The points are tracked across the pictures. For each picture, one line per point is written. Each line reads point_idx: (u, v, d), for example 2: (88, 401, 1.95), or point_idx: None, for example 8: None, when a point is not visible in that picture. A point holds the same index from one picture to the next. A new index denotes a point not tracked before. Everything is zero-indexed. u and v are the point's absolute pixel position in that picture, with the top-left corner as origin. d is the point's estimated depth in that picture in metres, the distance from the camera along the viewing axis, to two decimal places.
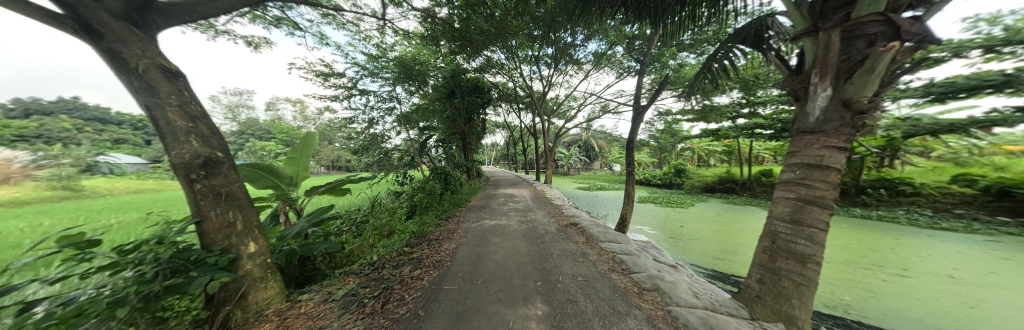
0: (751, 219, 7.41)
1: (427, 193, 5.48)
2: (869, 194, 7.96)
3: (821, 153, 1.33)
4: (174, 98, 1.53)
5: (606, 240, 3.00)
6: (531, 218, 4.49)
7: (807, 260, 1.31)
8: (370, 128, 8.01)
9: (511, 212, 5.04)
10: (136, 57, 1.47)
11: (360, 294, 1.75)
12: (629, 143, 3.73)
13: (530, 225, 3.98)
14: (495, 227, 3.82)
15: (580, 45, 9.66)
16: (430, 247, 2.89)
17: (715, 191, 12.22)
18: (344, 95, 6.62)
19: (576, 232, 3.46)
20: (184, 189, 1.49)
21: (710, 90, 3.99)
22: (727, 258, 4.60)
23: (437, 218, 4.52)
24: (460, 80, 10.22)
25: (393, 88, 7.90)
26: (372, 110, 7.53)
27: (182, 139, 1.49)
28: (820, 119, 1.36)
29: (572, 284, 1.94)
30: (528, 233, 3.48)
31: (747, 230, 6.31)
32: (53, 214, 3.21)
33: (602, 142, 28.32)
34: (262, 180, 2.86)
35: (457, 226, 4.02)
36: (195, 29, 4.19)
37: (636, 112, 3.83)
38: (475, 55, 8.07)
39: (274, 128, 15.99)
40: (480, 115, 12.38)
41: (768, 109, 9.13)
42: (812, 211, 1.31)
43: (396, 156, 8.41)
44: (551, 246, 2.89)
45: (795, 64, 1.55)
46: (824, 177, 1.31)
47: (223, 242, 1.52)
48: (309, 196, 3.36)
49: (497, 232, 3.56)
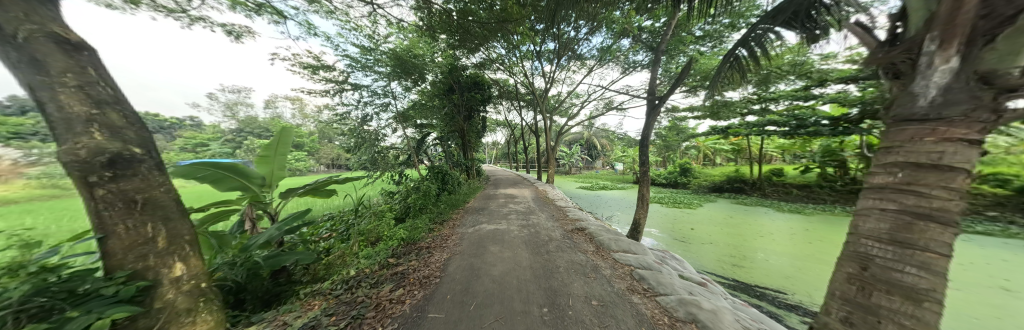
0: (763, 221, 7.03)
1: (422, 194, 5.14)
2: None
3: (937, 149, 0.85)
4: (69, 76, 1.17)
5: (619, 250, 2.64)
6: (533, 222, 4.12)
7: (921, 297, 0.89)
8: (363, 125, 7.52)
9: (511, 215, 4.67)
10: (14, 21, 1.12)
11: (321, 326, 1.39)
12: (642, 139, 3.35)
13: (532, 230, 3.61)
14: (494, 233, 3.45)
15: (584, 39, 9.30)
16: (419, 258, 2.53)
17: (723, 191, 11.77)
18: (334, 90, 6.24)
19: (584, 240, 3.10)
20: (82, 196, 1.16)
21: (731, 82, 3.61)
22: (745, 265, 4.23)
23: (431, 222, 4.15)
24: (459, 76, 9.90)
25: (388, 83, 7.51)
26: (367, 106, 7.11)
27: (78, 130, 1.14)
28: (935, 103, 0.87)
29: (586, 311, 1.58)
30: (531, 240, 3.11)
31: (762, 233, 5.92)
32: (36, 213, 2.95)
33: (603, 141, 27.95)
34: (226, 182, 2.47)
35: (452, 231, 3.65)
36: (165, 15, 3.78)
37: (651, 105, 3.43)
38: (474, 49, 7.81)
39: (272, 127, 15.77)
40: (480, 112, 12.07)
41: (781, 105, 8.75)
42: (925, 230, 0.89)
43: (391, 155, 7.99)
44: (557, 257, 2.53)
45: (892, 31, 1.13)
46: (944, 182, 0.85)
47: (135, 264, 1.18)
48: (286, 199, 3.00)
49: (495, 238, 3.19)
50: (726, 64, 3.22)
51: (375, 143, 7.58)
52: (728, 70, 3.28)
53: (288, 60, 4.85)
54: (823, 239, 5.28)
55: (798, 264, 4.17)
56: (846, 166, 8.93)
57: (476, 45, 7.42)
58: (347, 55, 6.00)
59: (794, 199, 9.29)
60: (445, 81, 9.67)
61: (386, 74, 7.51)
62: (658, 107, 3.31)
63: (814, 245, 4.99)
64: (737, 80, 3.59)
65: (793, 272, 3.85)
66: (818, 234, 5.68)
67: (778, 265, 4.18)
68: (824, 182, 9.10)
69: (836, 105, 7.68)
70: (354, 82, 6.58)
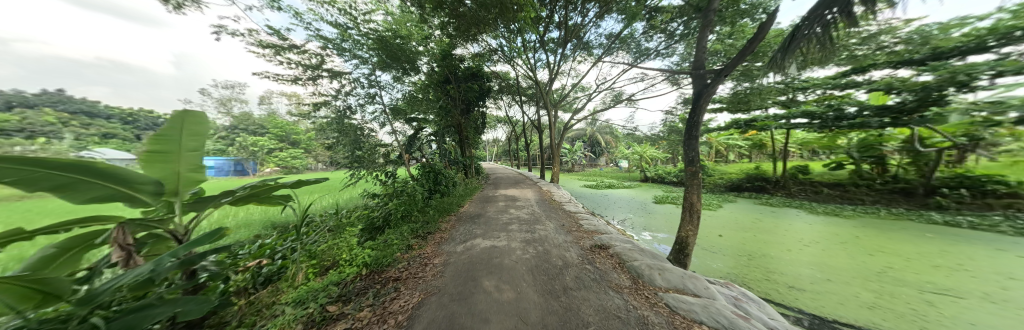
0: (797, 225, 6.21)
1: (407, 198, 4.34)
2: (944, 194, 6.59)
3: None
4: None
5: (670, 290, 1.81)
6: (539, 235, 3.29)
7: None
8: (345, 119, 6.64)
9: (512, 225, 3.85)
10: None
11: None
12: (688, 129, 2.53)
13: (540, 248, 2.78)
14: (490, 254, 2.61)
15: (592, 23, 8.45)
16: (373, 304, 1.70)
17: (742, 191, 10.88)
18: (307, 77, 5.39)
19: (612, 267, 2.27)
20: None
21: (802, 57, 2.82)
22: (806, 287, 3.36)
23: (411, 236, 3.32)
24: (456, 66, 9.17)
25: (373, 72, 6.64)
26: (350, 97, 6.27)
27: None
28: None
29: None
30: (539, 267, 2.28)
31: (804, 242, 5.09)
32: None
33: (608, 137, 26.98)
34: (84, 187, 1.65)
35: (435, 250, 2.83)
36: None
37: (698, 84, 2.58)
38: (473, 37, 7.10)
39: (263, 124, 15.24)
40: (479, 106, 11.36)
41: (812, 95, 7.97)
42: None
43: (381, 153, 7.33)
44: (582, 302, 1.69)
45: None
46: None
47: None
48: (200, 212, 2.15)
49: (491, 263, 2.37)
50: (804, 33, 2.56)
51: (360, 139, 6.77)
52: (807, 43, 2.63)
53: (244, 36, 4.03)
54: (881, 250, 4.46)
55: (871, 286, 3.33)
56: (886, 163, 8.00)
57: (474, 34, 6.78)
58: (320, 35, 5.16)
59: (827, 200, 8.36)
60: (441, 72, 8.93)
61: (370, 61, 6.56)
62: (719, 83, 2.32)
63: (876, 259, 4.15)
64: (810, 54, 2.84)
65: (874, 300, 3.00)
66: (871, 242, 4.86)
67: (845, 286, 3.34)
68: (860, 181, 8.20)
69: (880, 92, 6.77)
70: (332, 69, 5.74)
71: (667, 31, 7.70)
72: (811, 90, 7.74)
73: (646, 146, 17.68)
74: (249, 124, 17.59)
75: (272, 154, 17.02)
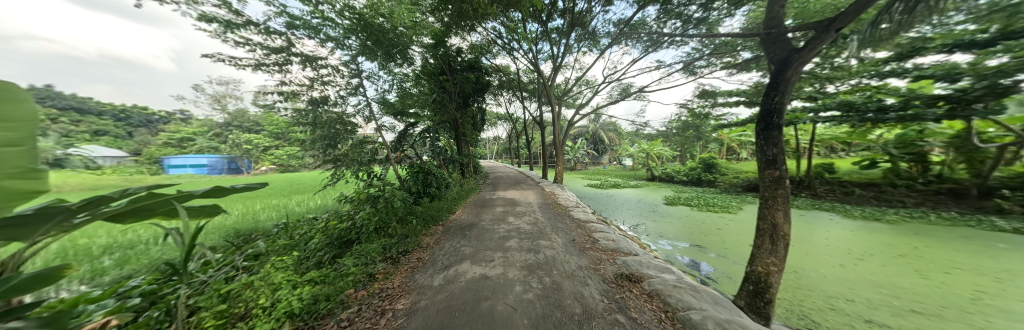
0: (837, 232, 5.44)
1: (384, 204, 3.56)
2: (1006, 196, 5.78)
3: None
4: None
5: None
6: (546, 257, 2.54)
7: None
8: (322, 111, 5.84)
9: (511, 240, 3.11)
10: None
11: None
12: (766, 118, 2.02)
13: (547, 281, 2.03)
14: (477, 293, 1.85)
15: (601, 9, 7.66)
16: None
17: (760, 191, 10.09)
18: (270, 61, 4.59)
19: (661, 322, 1.51)
20: None
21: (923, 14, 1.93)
22: (891, 323, 2.58)
23: (379, 257, 2.58)
24: (451, 56, 8.46)
25: (355, 58, 5.86)
26: (327, 87, 5.52)
27: None
28: None
29: None
30: (550, 319, 1.54)
31: (857, 254, 4.32)
32: None
33: (611, 135, 26.21)
34: None
35: (402, 283, 2.07)
36: None
37: (776, 52, 1.98)
38: (471, 26, 6.41)
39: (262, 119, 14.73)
40: (477, 100, 10.58)
41: (844, 86, 7.12)
42: None
43: (367, 151, 6.64)
44: None
45: None
46: None
47: None
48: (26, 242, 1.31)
49: (478, 311, 1.61)
50: None
51: (341, 134, 6.03)
52: None
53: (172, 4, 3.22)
54: (958, 267, 3.70)
55: (977, 323, 2.55)
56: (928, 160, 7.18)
57: (471, 21, 6.06)
58: (286, 12, 4.39)
59: (860, 202, 7.55)
60: (435, 62, 8.20)
61: (352, 47, 5.85)
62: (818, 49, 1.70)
63: (957, 279, 3.38)
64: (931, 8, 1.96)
65: None
66: (940, 256, 4.07)
67: (944, 323, 2.57)
68: (898, 181, 7.40)
69: (929, 80, 5.93)
70: (304, 53, 4.96)
71: (683, 16, 6.87)
72: (847, 79, 6.84)
73: (653, 143, 16.91)
74: (243, 121, 17.13)
75: (265, 151, 16.44)
